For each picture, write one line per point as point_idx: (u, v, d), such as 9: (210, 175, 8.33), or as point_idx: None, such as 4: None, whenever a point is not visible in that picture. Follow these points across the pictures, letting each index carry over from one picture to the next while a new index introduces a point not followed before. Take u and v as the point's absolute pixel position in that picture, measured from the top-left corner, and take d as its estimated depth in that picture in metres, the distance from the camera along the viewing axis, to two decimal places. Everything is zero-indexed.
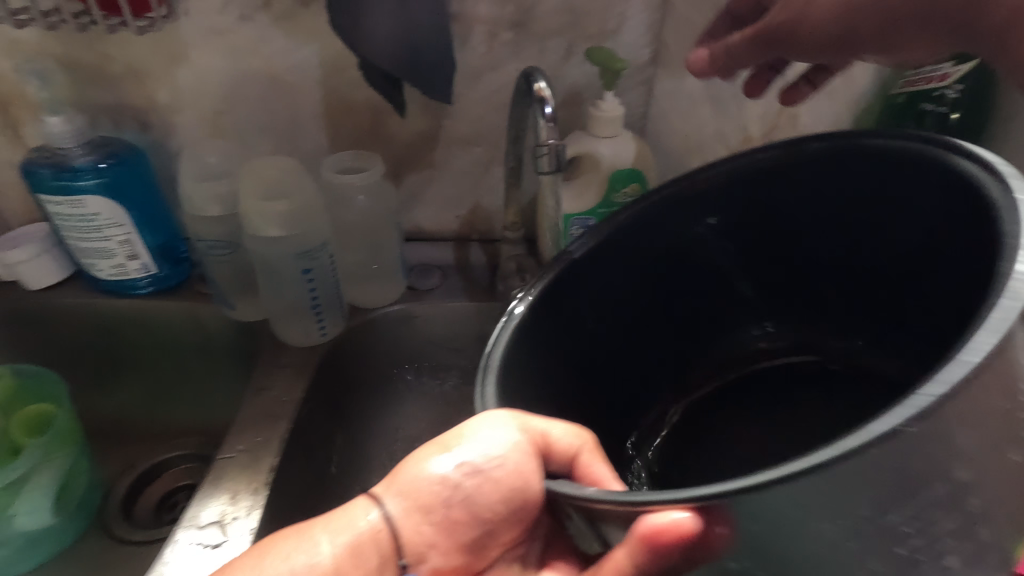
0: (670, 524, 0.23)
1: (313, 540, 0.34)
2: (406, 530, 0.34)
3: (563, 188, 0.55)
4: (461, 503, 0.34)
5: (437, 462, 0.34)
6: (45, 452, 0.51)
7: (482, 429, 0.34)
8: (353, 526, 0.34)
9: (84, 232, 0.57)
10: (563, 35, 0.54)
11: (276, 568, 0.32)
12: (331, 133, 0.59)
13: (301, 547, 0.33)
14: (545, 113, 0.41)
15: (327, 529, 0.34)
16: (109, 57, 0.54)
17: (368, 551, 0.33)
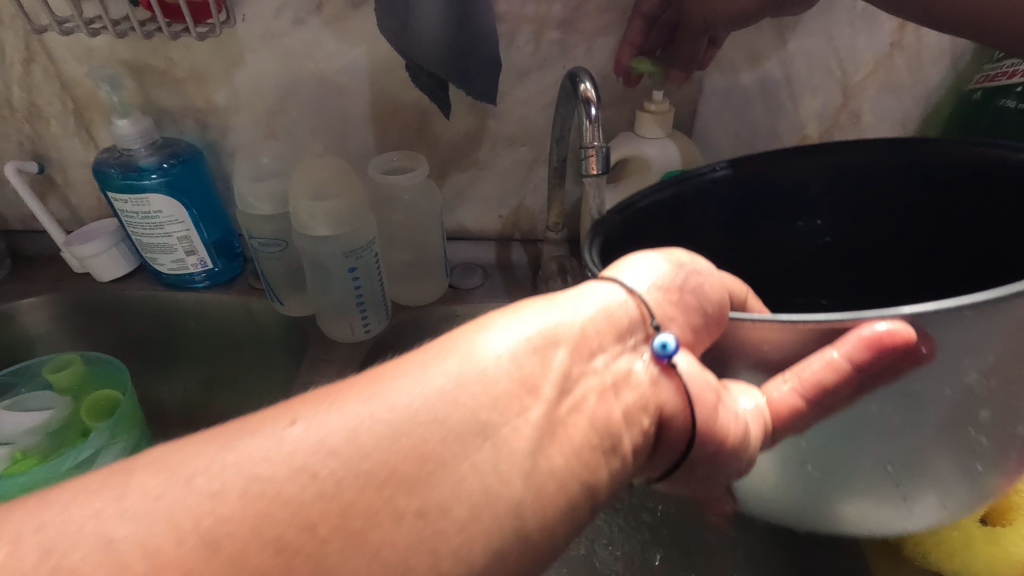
0: (885, 331, 0.30)
1: (468, 343, 0.29)
2: (595, 322, 0.32)
3: (609, 189, 0.54)
4: (641, 312, 0.34)
5: (595, 289, 0.34)
6: (111, 434, 0.54)
7: (635, 260, 0.36)
8: (515, 318, 0.30)
9: (148, 228, 0.60)
10: (612, 33, 0.53)
11: (441, 366, 0.28)
12: (378, 134, 0.60)
13: (456, 350, 0.28)
14: (590, 114, 0.41)
15: (454, 345, 0.29)
16: (172, 61, 0.57)
17: (546, 344, 0.30)
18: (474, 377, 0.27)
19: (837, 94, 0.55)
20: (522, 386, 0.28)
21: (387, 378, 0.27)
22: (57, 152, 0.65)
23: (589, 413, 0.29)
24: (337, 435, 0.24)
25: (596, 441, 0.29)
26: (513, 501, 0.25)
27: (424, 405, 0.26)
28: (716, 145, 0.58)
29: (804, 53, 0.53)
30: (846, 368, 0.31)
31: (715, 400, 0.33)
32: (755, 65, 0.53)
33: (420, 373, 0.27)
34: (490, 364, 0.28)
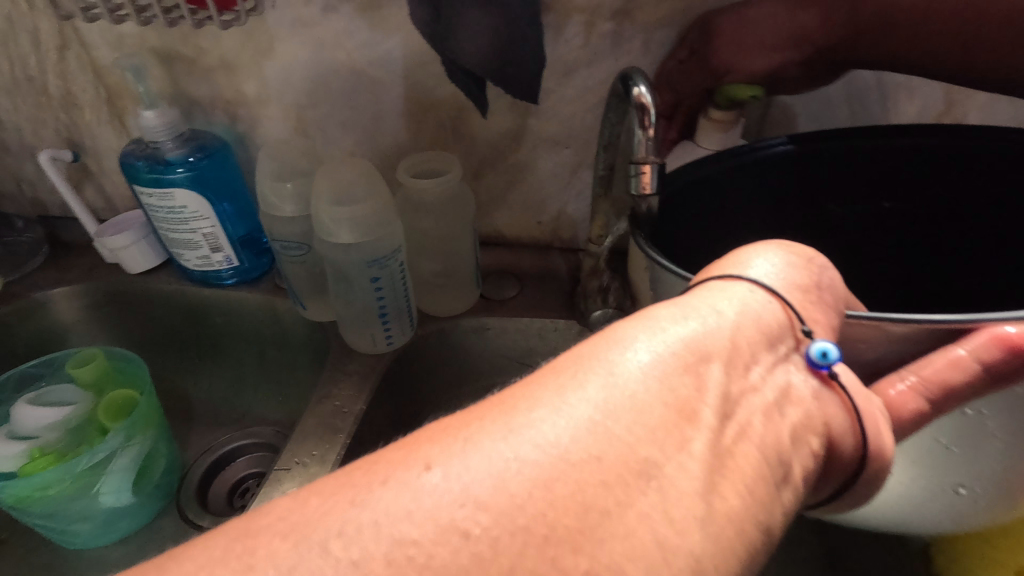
0: (1015, 332, 0.30)
1: (604, 358, 0.24)
2: (742, 329, 0.27)
3: None
4: (785, 316, 0.29)
5: (730, 288, 0.29)
6: (127, 436, 0.53)
7: (757, 257, 0.31)
8: (652, 327, 0.26)
9: (174, 224, 0.58)
10: (674, 24, 0.46)
11: (581, 391, 0.23)
12: (412, 131, 0.56)
13: (592, 368, 0.24)
14: (644, 123, 0.35)
15: (587, 362, 0.25)
16: (201, 49, 0.54)
17: (698, 358, 0.25)
18: (625, 401, 0.23)
19: (938, 97, 0.47)
20: (681, 409, 0.23)
21: (515, 414, 0.23)
22: (92, 141, 0.64)
23: (758, 440, 0.25)
24: (484, 481, 0.20)
25: (769, 473, 0.24)
26: (694, 558, 0.20)
27: (575, 442, 0.21)
28: None
29: None
30: (974, 367, 0.30)
31: (867, 407, 0.30)
32: None
33: (558, 399, 0.23)
34: (639, 385, 0.23)
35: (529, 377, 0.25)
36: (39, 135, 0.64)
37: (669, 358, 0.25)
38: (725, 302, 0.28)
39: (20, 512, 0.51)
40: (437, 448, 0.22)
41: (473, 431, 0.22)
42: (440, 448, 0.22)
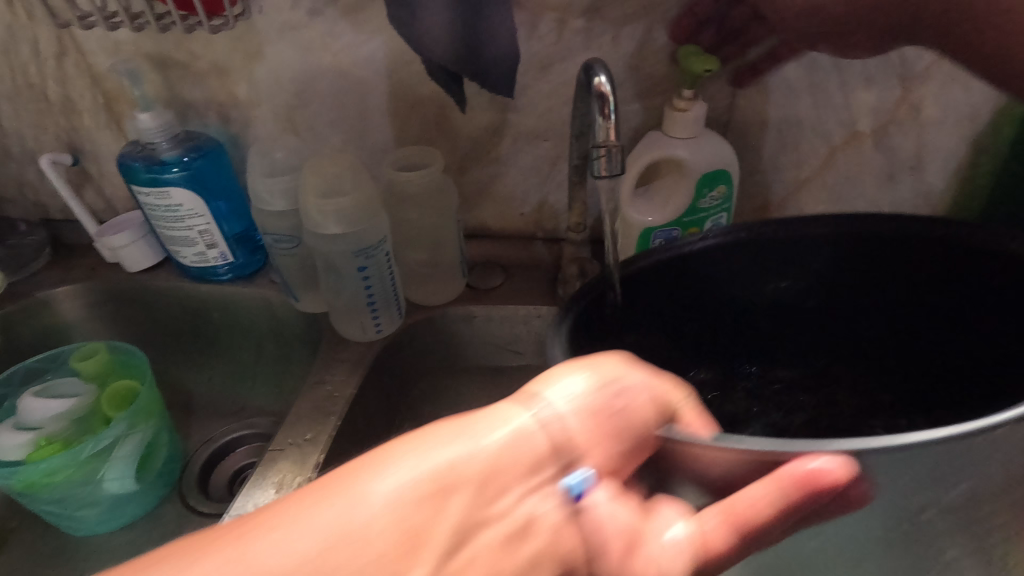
0: (822, 468, 0.30)
1: (432, 449, 0.31)
2: (564, 432, 0.33)
3: (637, 201, 0.49)
4: (583, 440, 0.33)
5: (557, 388, 0.34)
6: (130, 424, 0.55)
7: (570, 377, 0.34)
8: (479, 426, 0.33)
9: (170, 222, 0.60)
10: (641, 19, 0.49)
11: (404, 465, 0.30)
12: (397, 127, 0.59)
13: (429, 452, 0.31)
14: (604, 111, 0.37)
15: (435, 445, 0.31)
16: (193, 54, 0.57)
17: (515, 452, 0.32)
18: (434, 488, 0.30)
19: (895, 85, 0.49)
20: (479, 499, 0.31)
21: (352, 488, 0.29)
22: (91, 145, 0.66)
23: (544, 549, 0.30)
24: (383, 518, 0.28)
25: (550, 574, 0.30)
26: None
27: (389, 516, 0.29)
28: (755, 142, 0.54)
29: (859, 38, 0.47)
30: (779, 506, 0.31)
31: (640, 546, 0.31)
32: (801, 53, 0.48)
33: (380, 477, 0.30)
34: (457, 464, 0.31)
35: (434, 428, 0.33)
36: (41, 139, 0.67)
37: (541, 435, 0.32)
38: (550, 424, 0.33)
39: (28, 498, 0.53)
40: (290, 508, 0.29)
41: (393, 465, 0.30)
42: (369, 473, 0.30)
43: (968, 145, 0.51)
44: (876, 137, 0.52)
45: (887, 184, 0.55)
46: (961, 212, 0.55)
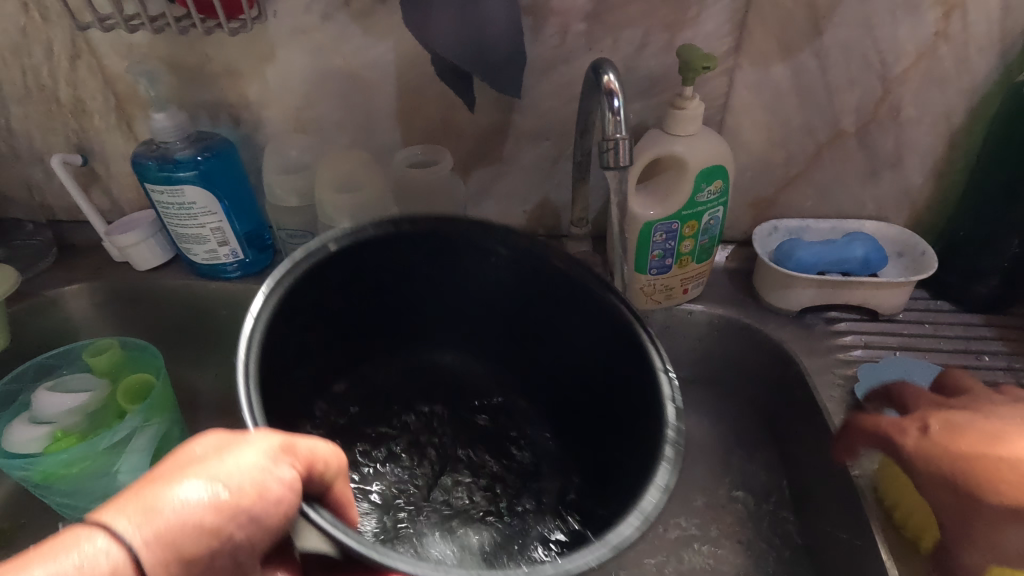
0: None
1: (140, 502, 0.26)
2: (261, 488, 0.29)
3: (641, 195, 0.52)
4: (282, 496, 0.29)
5: (244, 455, 0.29)
6: (144, 418, 0.56)
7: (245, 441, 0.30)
8: (208, 471, 0.28)
9: (183, 219, 0.62)
10: (640, 24, 0.52)
11: (80, 550, 0.24)
12: (404, 127, 0.61)
13: (129, 513, 0.26)
14: (613, 106, 0.39)
15: (99, 530, 0.25)
16: (206, 57, 0.58)
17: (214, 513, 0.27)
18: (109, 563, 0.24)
19: (876, 86, 0.52)
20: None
21: None
22: (100, 146, 0.67)
23: None
24: (273, 480, 0.29)
25: None
26: None
27: None
28: (746, 141, 0.57)
29: (842, 43, 0.51)
30: None
31: None
32: (789, 57, 0.51)
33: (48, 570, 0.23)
34: (139, 533, 0.25)
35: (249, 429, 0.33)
36: (49, 141, 0.68)
37: (332, 448, 0.33)
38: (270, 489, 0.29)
39: (45, 490, 0.54)
40: None
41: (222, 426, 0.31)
42: (220, 435, 0.30)
43: (943, 142, 0.55)
44: (859, 135, 0.55)
45: (870, 180, 0.58)
46: (937, 206, 0.59)
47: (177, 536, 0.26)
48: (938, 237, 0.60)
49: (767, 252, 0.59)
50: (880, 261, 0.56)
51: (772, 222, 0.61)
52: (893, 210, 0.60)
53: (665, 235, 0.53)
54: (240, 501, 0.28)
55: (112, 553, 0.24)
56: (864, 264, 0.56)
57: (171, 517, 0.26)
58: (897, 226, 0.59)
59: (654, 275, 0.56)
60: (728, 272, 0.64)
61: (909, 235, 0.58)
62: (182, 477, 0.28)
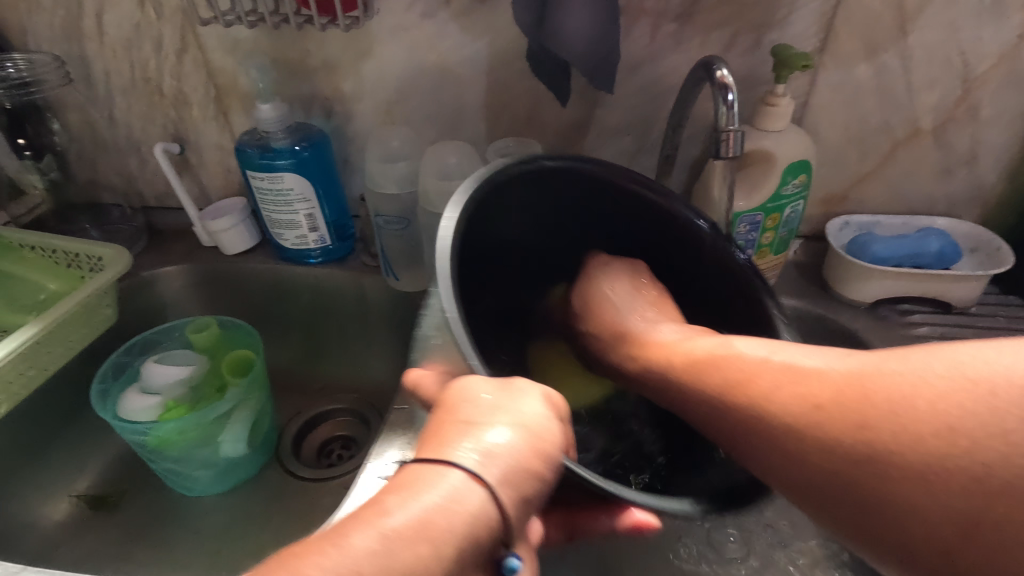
0: (644, 519, 0.39)
1: (478, 433, 0.31)
2: (540, 431, 0.32)
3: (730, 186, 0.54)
4: (558, 437, 0.33)
5: (524, 400, 0.34)
6: (247, 391, 0.60)
7: (523, 398, 0.34)
8: (509, 408, 0.33)
9: (279, 205, 0.65)
10: (729, 25, 0.54)
11: (433, 488, 0.29)
12: (490, 121, 0.64)
13: (466, 442, 0.31)
14: (727, 99, 0.43)
15: (430, 471, 0.30)
16: (308, 52, 0.62)
17: (535, 453, 0.31)
18: (459, 501, 0.28)
19: (956, 86, 0.54)
20: (462, 518, 0.28)
21: (375, 519, 0.28)
22: (196, 136, 0.71)
23: (478, 538, 0.28)
24: (555, 428, 0.33)
25: (478, 558, 0.28)
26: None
27: (418, 515, 0.28)
28: (824, 137, 0.59)
29: (926, 44, 0.53)
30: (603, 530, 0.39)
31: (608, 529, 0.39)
32: (874, 57, 0.54)
33: (417, 496, 0.29)
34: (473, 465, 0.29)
35: (470, 363, 0.34)
36: (148, 131, 0.71)
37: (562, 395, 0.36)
38: (548, 424, 0.33)
39: (156, 455, 0.57)
40: (348, 528, 0.28)
41: (478, 369, 0.34)
42: (494, 382, 0.34)
43: (1019, 141, 0.57)
44: (935, 134, 0.57)
45: (943, 177, 0.60)
46: (1008, 204, 0.61)
47: (517, 480, 0.30)
48: (1007, 234, 0.62)
49: (840, 246, 0.62)
50: (954, 255, 0.58)
51: (843, 218, 0.63)
52: (963, 207, 0.62)
53: (748, 226, 0.55)
54: (542, 449, 0.31)
55: (473, 487, 0.29)
56: (938, 258, 0.58)
57: (502, 465, 0.30)
58: (968, 223, 0.61)
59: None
60: (797, 266, 0.66)
61: (980, 231, 0.60)
62: (491, 420, 0.32)
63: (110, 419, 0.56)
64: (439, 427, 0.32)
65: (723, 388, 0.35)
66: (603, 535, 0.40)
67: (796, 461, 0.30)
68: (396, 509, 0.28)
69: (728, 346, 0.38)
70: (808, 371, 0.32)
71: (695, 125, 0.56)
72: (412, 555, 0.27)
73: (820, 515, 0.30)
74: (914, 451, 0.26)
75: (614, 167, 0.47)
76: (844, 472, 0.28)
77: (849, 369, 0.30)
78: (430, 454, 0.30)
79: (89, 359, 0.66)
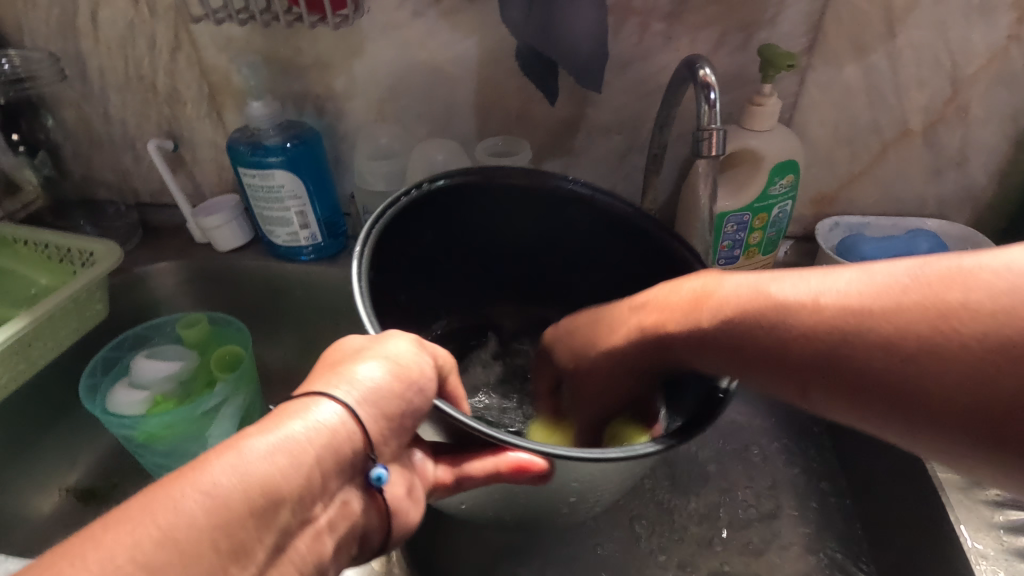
0: (526, 459, 0.34)
1: (349, 368, 0.33)
2: (411, 368, 0.34)
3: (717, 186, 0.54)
4: (433, 371, 0.35)
5: (393, 339, 0.35)
6: (235, 386, 0.60)
7: (393, 341, 0.35)
8: (383, 347, 0.34)
9: (270, 202, 0.65)
10: (718, 24, 0.54)
11: (294, 423, 0.30)
12: (481, 120, 0.64)
13: (339, 379, 0.32)
14: (709, 98, 0.43)
15: (290, 412, 0.30)
16: (299, 50, 0.62)
17: (405, 384, 0.33)
18: (319, 439, 0.30)
19: (945, 86, 0.54)
20: (325, 455, 0.30)
21: (226, 449, 0.28)
22: (189, 133, 0.71)
23: (333, 462, 0.30)
24: (427, 365, 0.35)
25: (340, 473, 0.31)
26: (266, 505, 0.27)
27: (278, 449, 0.28)
28: (813, 137, 0.59)
29: (915, 44, 0.53)
30: (494, 474, 0.35)
31: (496, 468, 0.35)
32: (862, 57, 0.54)
33: (282, 422, 0.30)
34: (345, 394, 0.31)
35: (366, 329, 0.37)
36: (142, 127, 0.72)
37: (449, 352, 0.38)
38: (420, 359, 0.35)
39: (144, 449, 0.58)
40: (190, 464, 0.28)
41: (367, 328, 0.36)
42: (369, 334, 0.36)
43: (1008, 142, 0.56)
44: (925, 135, 0.57)
45: (933, 178, 0.60)
46: (999, 206, 0.60)
47: (381, 402, 0.32)
48: (1000, 235, 0.62)
49: (828, 247, 0.62)
50: None
51: (833, 219, 0.63)
52: (954, 208, 0.61)
53: (736, 226, 0.55)
54: (409, 379, 0.34)
55: (337, 417, 0.31)
56: None
57: (366, 391, 0.32)
58: (959, 224, 0.60)
59: (722, 265, 0.58)
60: (787, 266, 0.66)
61: (970, 232, 0.59)
62: (360, 359, 0.33)
63: (98, 413, 0.56)
64: (317, 370, 0.34)
65: (799, 326, 0.31)
66: (488, 480, 0.36)
67: (851, 382, 0.29)
68: (259, 433, 0.29)
69: (763, 279, 0.35)
70: (870, 292, 0.30)
71: (683, 124, 0.57)
72: (274, 468, 0.28)
73: (854, 412, 0.30)
74: (941, 374, 0.27)
75: (546, 175, 0.50)
76: (905, 393, 0.28)
77: (919, 285, 0.29)
78: (306, 389, 0.32)
79: (80, 354, 0.66)
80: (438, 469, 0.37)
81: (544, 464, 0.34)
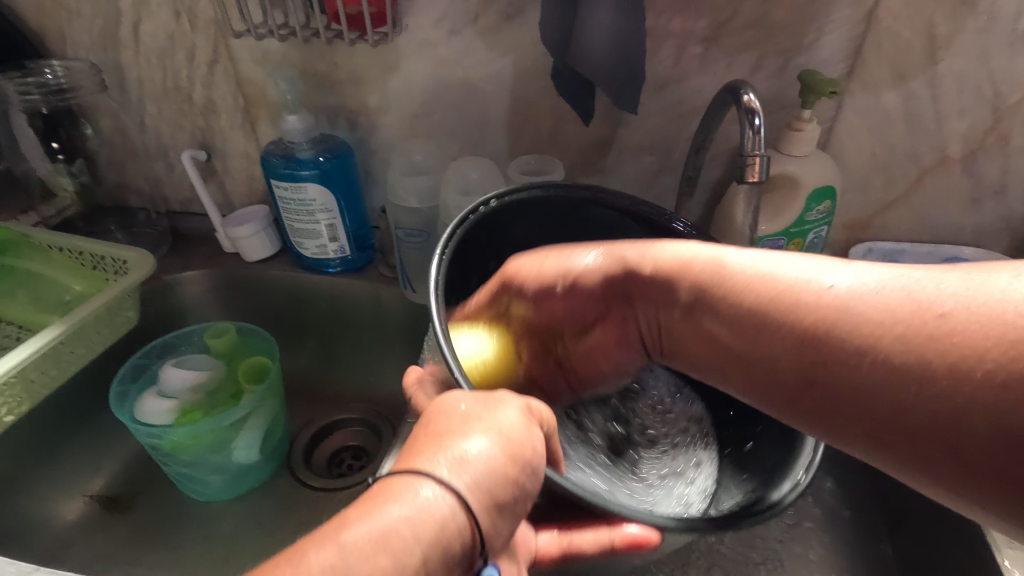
0: (642, 534, 0.33)
1: (456, 443, 0.30)
2: (515, 440, 0.31)
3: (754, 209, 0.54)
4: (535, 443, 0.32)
5: (501, 405, 0.33)
6: (260, 399, 0.59)
7: (500, 409, 0.32)
8: (487, 420, 0.31)
9: (301, 214, 0.66)
10: (756, 48, 0.54)
11: (399, 508, 0.28)
12: (513, 137, 0.64)
13: (444, 453, 0.30)
14: (753, 124, 0.42)
15: (388, 495, 0.28)
16: (336, 65, 0.63)
17: (516, 464, 0.30)
18: (427, 536, 0.27)
19: (987, 115, 0.54)
20: (441, 555, 0.28)
21: (334, 537, 0.27)
22: (223, 143, 0.72)
23: (442, 560, 0.28)
24: (531, 439, 0.32)
25: (450, 567, 0.28)
26: None
27: (383, 543, 0.27)
28: (848, 162, 0.59)
29: (957, 72, 0.52)
30: (605, 548, 0.34)
31: (607, 546, 0.34)
32: (901, 84, 0.53)
33: (394, 505, 0.28)
34: (453, 476, 0.29)
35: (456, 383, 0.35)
36: (176, 137, 0.73)
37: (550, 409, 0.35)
38: (507, 420, 0.32)
39: (170, 458, 0.58)
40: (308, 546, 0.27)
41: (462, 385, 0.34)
42: (471, 395, 0.33)
43: None
44: (964, 163, 0.56)
45: (971, 207, 0.59)
46: None
47: (490, 486, 0.29)
48: None
49: None
50: None
51: (866, 244, 0.62)
52: (991, 238, 0.60)
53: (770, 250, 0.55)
54: (518, 456, 0.31)
55: (447, 502, 0.28)
56: None
57: (476, 474, 0.29)
58: (996, 254, 0.59)
59: None
60: None
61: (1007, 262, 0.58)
62: (467, 431, 0.31)
63: (126, 421, 0.56)
64: (421, 439, 0.31)
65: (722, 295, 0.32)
66: (603, 555, 0.34)
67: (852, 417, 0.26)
68: (358, 522, 0.28)
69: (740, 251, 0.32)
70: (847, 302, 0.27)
71: (719, 147, 0.56)
72: (374, 568, 0.26)
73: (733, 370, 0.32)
74: (872, 384, 0.25)
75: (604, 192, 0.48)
76: (861, 411, 0.25)
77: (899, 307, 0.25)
78: (406, 467, 0.30)
79: (108, 359, 0.67)
80: (541, 541, 0.35)
81: (657, 538, 0.33)
